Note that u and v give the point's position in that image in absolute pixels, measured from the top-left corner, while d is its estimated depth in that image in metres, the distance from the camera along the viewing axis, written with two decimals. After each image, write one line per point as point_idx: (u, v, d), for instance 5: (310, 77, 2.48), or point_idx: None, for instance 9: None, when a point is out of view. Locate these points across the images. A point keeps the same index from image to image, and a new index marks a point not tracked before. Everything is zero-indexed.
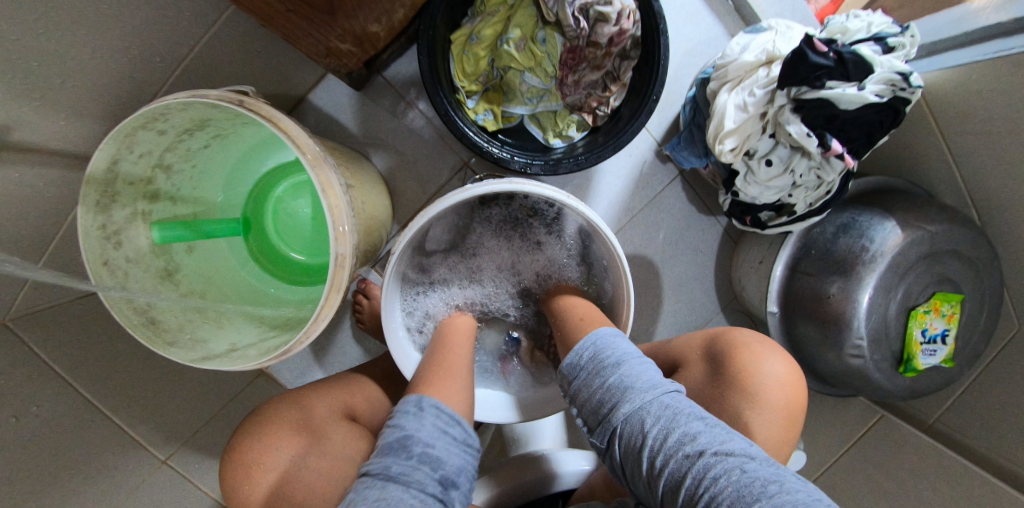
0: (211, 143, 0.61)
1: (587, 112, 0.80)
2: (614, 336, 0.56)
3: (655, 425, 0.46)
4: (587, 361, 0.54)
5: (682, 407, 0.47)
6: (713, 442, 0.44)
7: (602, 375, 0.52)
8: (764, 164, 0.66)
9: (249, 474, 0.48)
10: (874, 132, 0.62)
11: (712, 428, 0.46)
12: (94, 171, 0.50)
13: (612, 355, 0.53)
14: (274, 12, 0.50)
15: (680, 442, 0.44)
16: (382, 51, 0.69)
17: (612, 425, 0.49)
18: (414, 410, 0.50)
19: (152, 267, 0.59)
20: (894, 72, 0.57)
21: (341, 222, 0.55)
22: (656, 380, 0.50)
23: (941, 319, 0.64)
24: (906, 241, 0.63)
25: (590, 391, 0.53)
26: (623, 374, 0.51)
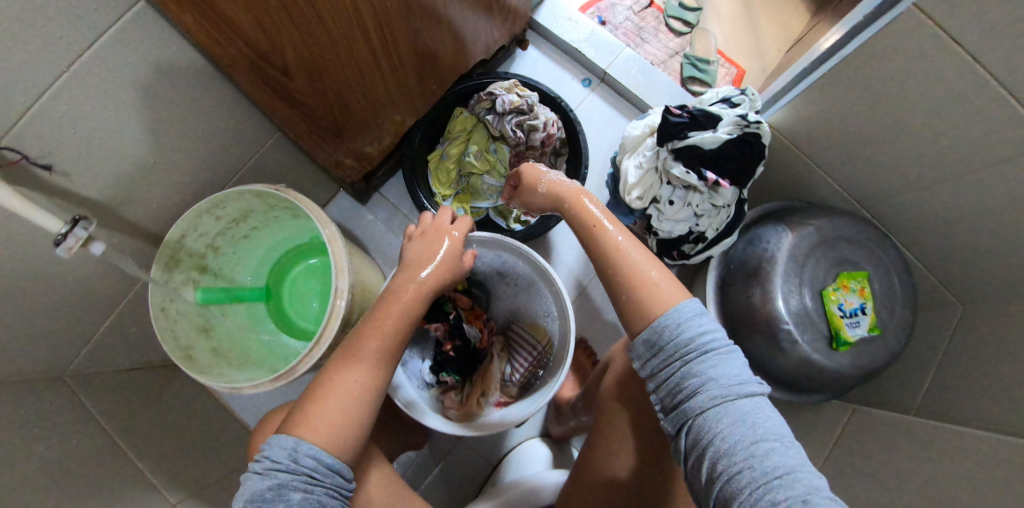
0: (251, 233, 0.84)
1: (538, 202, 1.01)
2: (698, 315, 0.52)
3: (722, 441, 0.44)
4: (670, 345, 0.51)
5: (761, 416, 0.45)
6: (783, 459, 0.42)
7: (688, 370, 0.49)
8: (668, 204, 0.82)
9: None
10: (744, 162, 0.79)
11: (788, 450, 0.43)
12: (168, 240, 0.72)
13: (699, 345, 0.50)
14: (305, 132, 0.76)
15: (744, 439, 0.43)
16: (378, 168, 0.95)
17: (681, 417, 0.49)
18: (287, 461, 0.44)
19: (194, 322, 0.76)
20: (735, 117, 0.78)
21: (340, 265, 0.72)
22: (740, 379, 0.48)
23: (854, 294, 0.72)
24: (797, 237, 0.76)
25: (670, 376, 0.50)
26: (711, 375, 0.48)
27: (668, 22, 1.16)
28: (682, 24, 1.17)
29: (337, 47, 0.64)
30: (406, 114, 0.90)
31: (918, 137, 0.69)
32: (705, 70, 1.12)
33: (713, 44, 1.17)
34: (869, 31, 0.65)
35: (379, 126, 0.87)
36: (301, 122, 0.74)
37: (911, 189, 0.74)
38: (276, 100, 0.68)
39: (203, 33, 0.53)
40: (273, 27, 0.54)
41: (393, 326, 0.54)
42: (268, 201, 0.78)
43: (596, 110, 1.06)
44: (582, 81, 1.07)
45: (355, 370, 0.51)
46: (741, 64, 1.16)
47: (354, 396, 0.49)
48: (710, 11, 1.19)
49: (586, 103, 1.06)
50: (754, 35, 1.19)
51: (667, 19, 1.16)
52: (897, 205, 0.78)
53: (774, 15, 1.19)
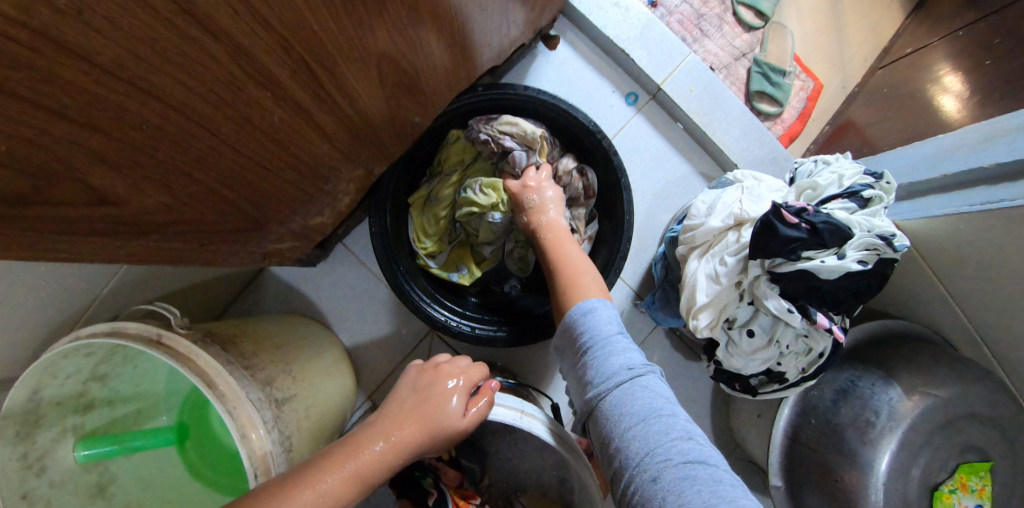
0: (152, 346, 0.58)
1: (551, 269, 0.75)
2: (595, 312, 0.52)
3: (620, 435, 0.44)
4: (571, 343, 0.51)
5: (660, 408, 0.44)
6: (664, 429, 0.43)
7: (582, 358, 0.49)
8: (745, 334, 0.59)
9: None
10: (863, 292, 0.56)
11: (666, 422, 0.44)
12: (11, 406, 0.48)
13: (591, 338, 0.50)
14: (186, 253, 0.43)
15: (631, 457, 0.43)
16: (334, 228, 0.66)
17: (586, 405, 0.48)
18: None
19: (85, 487, 0.55)
20: (874, 237, 0.53)
21: (268, 465, 0.45)
22: (629, 373, 0.47)
23: (971, 495, 0.56)
24: (920, 410, 0.56)
25: (572, 366, 0.51)
26: (600, 356, 0.48)
27: (736, 10, 0.88)
28: (754, 15, 0.89)
29: (174, 112, 0.30)
30: (372, 162, 0.60)
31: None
32: (778, 84, 0.88)
33: (791, 47, 0.89)
34: None
35: (326, 190, 0.56)
36: (180, 246, 0.41)
37: None
38: (121, 239, 0.35)
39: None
40: None
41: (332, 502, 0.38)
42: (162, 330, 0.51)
43: (645, 141, 0.76)
44: (627, 95, 0.75)
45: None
46: (820, 76, 0.90)
47: None
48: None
49: (630, 127, 0.75)
50: (838, 35, 0.91)
51: (737, 6, 0.88)
52: None
53: (868, 9, 0.92)
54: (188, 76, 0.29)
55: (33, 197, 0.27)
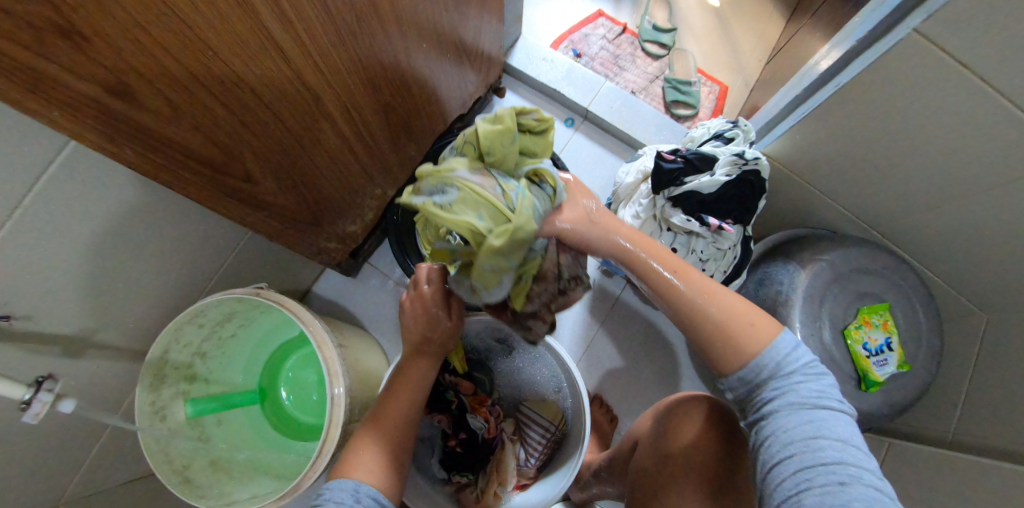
0: (239, 330, 0.78)
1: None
2: (795, 348, 0.50)
3: (785, 427, 0.46)
4: (767, 378, 0.49)
5: (835, 427, 0.45)
6: (835, 450, 0.44)
7: (774, 397, 0.49)
8: (671, 252, 0.79)
9: None
10: (745, 201, 0.76)
11: (845, 447, 0.44)
12: (150, 360, 0.67)
13: (796, 362, 0.49)
14: (278, 231, 0.70)
15: (820, 487, 0.42)
16: (363, 242, 0.91)
17: (751, 417, 0.50)
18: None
19: (189, 439, 0.71)
20: (731, 156, 0.74)
21: (334, 368, 0.68)
22: (828, 415, 0.46)
23: (877, 329, 0.69)
24: (811, 275, 0.72)
25: (751, 383, 0.51)
26: (800, 385, 0.48)
27: (644, 46, 1.17)
28: (658, 47, 1.17)
29: (285, 133, 0.57)
30: (387, 185, 0.86)
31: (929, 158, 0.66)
32: (687, 92, 1.13)
33: (693, 64, 1.17)
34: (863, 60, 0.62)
35: (359, 204, 0.82)
36: (275, 223, 0.67)
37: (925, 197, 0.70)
38: (244, 208, 0.60)
39: (141, 166, 0.45)
40: (210, 128, 0.47)
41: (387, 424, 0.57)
42: (252, 303, 0.73)
43: (585, 149, 1.02)
44: (565, 120, 1.04)
45: (370, 444, 0.55)
46: (723, 80, 1.17)
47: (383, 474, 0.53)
48: (685, 30, 1.20)
49: (571, 143, 1.03)
50: (731, 48, 1.20)
51: (643, 43, 1.17)
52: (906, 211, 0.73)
53: (747, 27, 1.20)
54: (296, 112, 0.56)
55: (222, 170, 0.53)
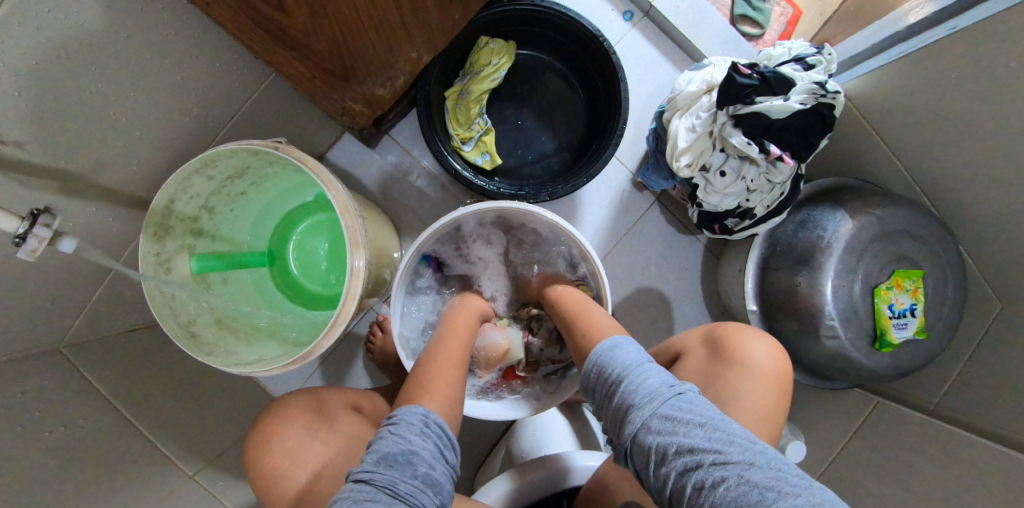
0: (248, 190, 0.73)
1: (550, 155, 0.92)
2: (614, 347, 0.55)
3: (661, 435, 0.45)
4: (600, 382, 0.53)
5: (694, 406, 0.46)
6: (698, 437, 0.43)
7: (615, 394, 0.51)
8: (718, 175, 0.74)
9: (269, 451, 0.58)
10: (810, 136, 0.70)
11: (710, 431, 0.44)
12: (155, 208, 0.62)
13: (622, 363, 0.53)
14: (304, 77, 0.64)
15: (687, 467, 0.42)
16: (388, 111, 0.82)
17: (630, 432, 0.48)
18: (419, 425, 0.49)
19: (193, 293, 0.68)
20: (812, 83, 0.67)
21: (356, 239, 0.63)
22: (669, 388, 0.49)
23: (906, 294, 0.68)
24: (857, 226, 0.70)
25: (610, 400, 0.52)
26: (632, 383, 0.50)
27: None
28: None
29: None
30: (424, 50, 0.76)
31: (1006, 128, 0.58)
32: (760, 9, 1.02)
33: None
34: (990, 6, 0.56)
35: (391, 65, 0.72)
36: (303, 66, 0.61)
37: (985, 190, 0.65)
38: (272, 43, 0.55)
39: None
40: None
41: (461, 368, 0.60)
42: (266, 158, 0.67)
43: (639, 49, 0.91)
44: (623, 13, 0.91)
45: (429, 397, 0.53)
46: (799, 4, 1.04)
47: (457, 400, 0.56)
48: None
49: (626, 40, 0.91)
50: None
51: None
52: (954, 189, 0.69)
53: None
54: None
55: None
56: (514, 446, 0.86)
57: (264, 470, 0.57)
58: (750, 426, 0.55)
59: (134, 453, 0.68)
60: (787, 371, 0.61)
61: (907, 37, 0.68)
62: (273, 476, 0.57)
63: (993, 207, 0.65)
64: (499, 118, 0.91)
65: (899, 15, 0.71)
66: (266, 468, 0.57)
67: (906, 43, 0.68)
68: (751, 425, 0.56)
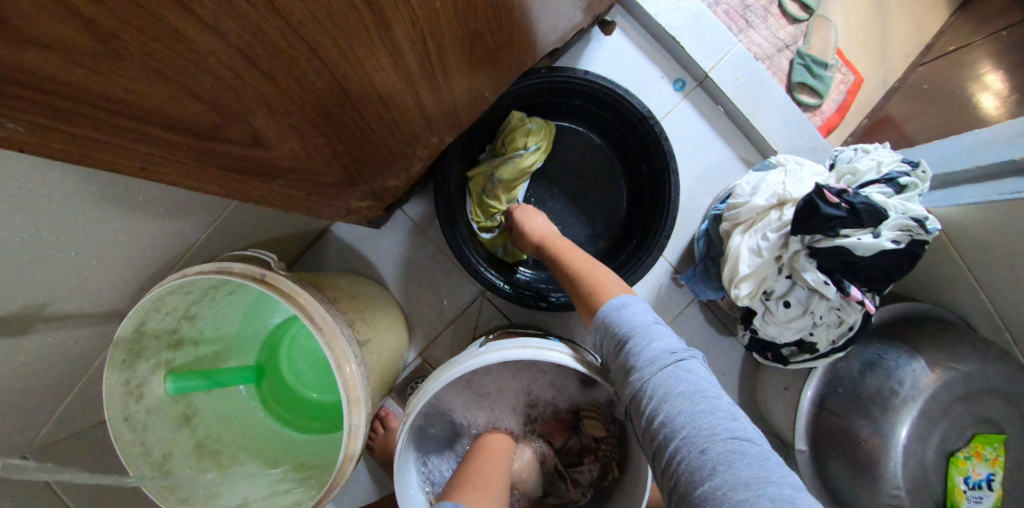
0: (235, 292, 0.63)
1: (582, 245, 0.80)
2: (624, 306, 0.51)
3: (675, 404, 0.41)
4: (605, 327, 0.51)
5: (717, 398, 0.41)
6: (714, 420, 0.39)
7: (624, 344, 0.47)
8: (782, 305, 0.64)
9: None
10: (894, 272, 0.60)
11: (731, 426, 0.39)
12: (121, 335, 0.52)
13: (630, 323, 0.49)
14: (301, 199, 0.51)
15: (683, 439, 0.39)
16: (402, 196, 0.71)
17: (630, 390, 0.45)
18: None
19: (170, 419, 0.59)
20: (909, 218, 0.57)
21: (355, 393, 0.52)
22: (701, 380, 0.43)
23: (984, 463, 0.60)
24: (940, 383, 0.60)
25: (615, 348, 0.49)
26: (644, 342, 0.46)
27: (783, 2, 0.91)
28: (799, 7, 0.92)
29: (322, 72, 0.36)
30: (446, 132, 0.64)
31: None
32: (819, 77, 0.91)
33: (834, 41, 0.92)
34: None
35: (407, 155, 0.61)
36: (296, 188, 0.48)
37: None
38: (254, 181, 0.41)
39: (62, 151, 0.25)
40: (186, 68, 0.26)
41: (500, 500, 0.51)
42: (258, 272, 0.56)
43: (688, 125, 0.80)
44: (674, 81, 0.79)
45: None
46: (860, 70, 0.94)
47: None
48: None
49: (675, 112, 0.79)
50: (879, 28, 0.95)
51: None
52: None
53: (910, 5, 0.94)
54: (341, 40, 0.34)
55: (213, 133, 0.33)
56: None
57: None
58: None
59: None
60: None
61: (1021, 172, 0.57)
62: None
63: None
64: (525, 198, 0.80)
65: (1014, 139, 0.60)
66: None
67: (1018, 181, 0.57)
68: None
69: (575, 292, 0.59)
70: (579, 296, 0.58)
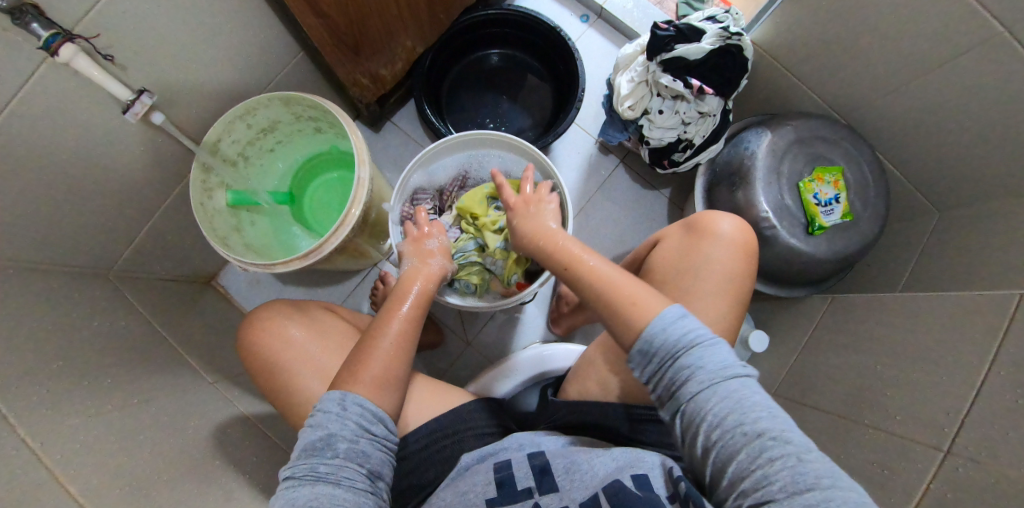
0: (275, 147, 0.91)
1: (526, 129, 1.10)
2: (683, 315, 0.49)
3: (722, 424, 0.44)
4: (652, 357, 0.49)
5: (753, 397, 0.45)
6: (770, 425, 0.43)
7: (671, 364, 0.47)
8: (658, 113, 0.90)
9: (255, 330, 0.68)
10: (726, 72, 0.86)
11: (772, 417, 0.43)
12: (206, 142, 0.79)
13: (683, 339, 0.47)
14: (329, 46, 0.83)
15: (725, 438, 0.43)
16: (390, 93, 1.03)
17: (680, 418, 0.47)
18: (338, 409, 0.53)
19: (227, 221, 0.84)
20: (718, 29, 0.83)
21: (363, 157, 0.79)
22: (727, 363, 0.46)
23: (829, 186, 0.78)
24: (776, 136, 0.82)
25: (664, 365, 0.48)
26: (695, 362, 0.46)
27: None
28: None
29: None
30: (417, 40, 0.97)
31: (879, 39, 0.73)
32: None
33: None
34: None
35: (391, 48, 0.93)
36: (323, 33, 0.79)
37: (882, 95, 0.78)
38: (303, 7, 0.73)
39: None
40: None
41: (417, 321, 0.63)
42: (294, 111, 0.84)
43: (595, 43, 1.12)
44: (581, 17, 1.13)
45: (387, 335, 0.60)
46: None
47: (399, 349, 0.59)
48: None
49: (584, 36, 1.12)
50: None
51: None
52: (870, 107, 0.83)
53: None
54: None
55: None
56: None
57: (251, 345, 0.68)
58: (721, 285, 0.63)
59: (164, 356, 0.78)
60: (754, 247, 0.67)
61: None
62: (259, 350, 0.67)
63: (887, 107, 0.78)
64: (482, 103, 1.11)
65: None
66: (255, 339, 0.68)
67: None
68: (721, 282, 0.63)
69: (610, 308, 0.53)
70: (616, 308, 0.52)
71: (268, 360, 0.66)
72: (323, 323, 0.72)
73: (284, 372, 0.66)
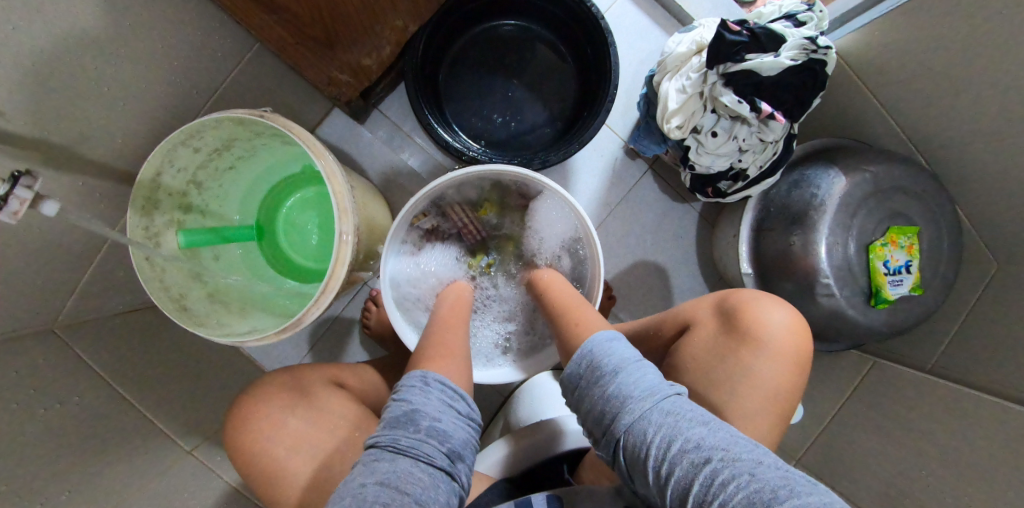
0: (235, 164, 0.73)
1: (542, 125, 0.91)
2: (613, 341, 0.55)
3: (662, 432, 0.44)
4: (585, 371, 0.53)
5: (683, 412, 0.45)
6: (715, 441, 0.42)
7: (601, 384, 0.51)
8: (710, 136, 0.73)
9: (247, 430, 0.59)
10: (802, 92, 0.69)
11: (714, 431, 0.43)
12: (142, 180, 0.61)
13: (609, 365, 0.51)
14: (287, 42, 0.63)
15: (682, 450, 0.42)
16: (375, 83, 0.82)
17: (619, 444, 0.47)
18: (421, 384, 0.51)
19: (183, 269, 0.67)
20: (802, 38, 0.65)
21: (343, 205, 0.63)
22: (654, 385, 0.48)
23: (902, 250, 0.68)
24: (850, 184, 0.69)
25: (596, 397, 0.50)
26: (621, 383, 0.49)
27: None
28: None
29: None
30: (408, 18, 0.72)
31: (1006, 86, 0.58)
32: None
33: None
34: None
35: (375, 34, 0.70)
36: (281, 28, 0.59)
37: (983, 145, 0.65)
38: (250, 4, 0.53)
39: None
40: None
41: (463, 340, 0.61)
42: (253, 128, 0.65)
43: (629, 17, 0.89)
44: None
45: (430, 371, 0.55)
46: None
47: (460, 367, 0.57)
48: None
49: (616, 6, 0.89)
50: None
51: None
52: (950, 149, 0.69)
53: None
54: None
55: None
56: (512, 415, 0.87)
57: (242, 446, 0.59)
58: (759, 408, 0.51)
59: (133, 430, 0.69)
60: (809, 348, 0.55)
61: None
62: (251, 452, 0.58)
63: (990, 161, 0.65)
64: (488, 89, 0.91)
65: None
66: (247, 441, 0.59)
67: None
68: (760, 405, 0.52)
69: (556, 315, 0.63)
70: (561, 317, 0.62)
71: (265, 468, 0.58)
72: (323, 413, 0.62)
73: (282, 487, 0.57)
